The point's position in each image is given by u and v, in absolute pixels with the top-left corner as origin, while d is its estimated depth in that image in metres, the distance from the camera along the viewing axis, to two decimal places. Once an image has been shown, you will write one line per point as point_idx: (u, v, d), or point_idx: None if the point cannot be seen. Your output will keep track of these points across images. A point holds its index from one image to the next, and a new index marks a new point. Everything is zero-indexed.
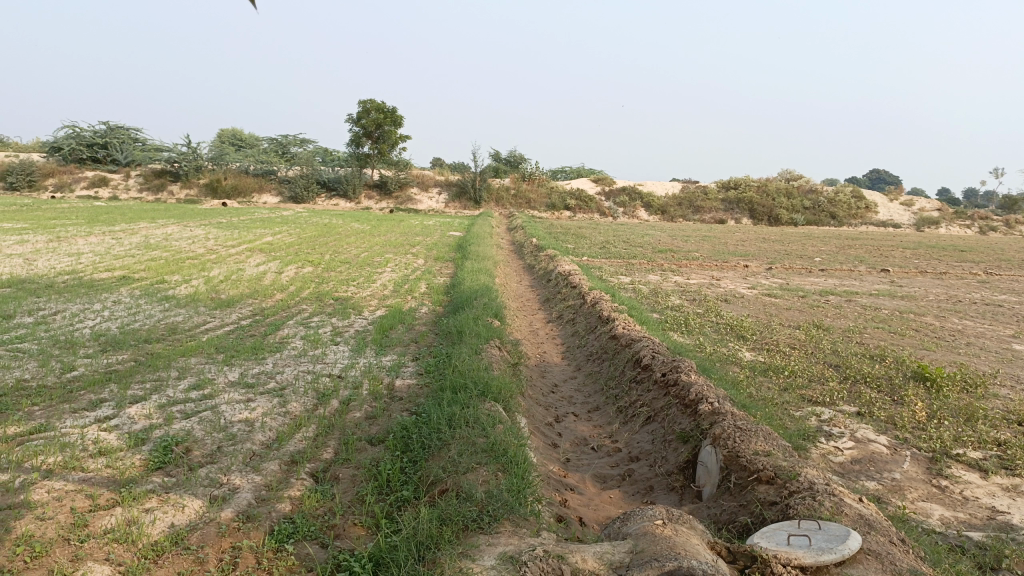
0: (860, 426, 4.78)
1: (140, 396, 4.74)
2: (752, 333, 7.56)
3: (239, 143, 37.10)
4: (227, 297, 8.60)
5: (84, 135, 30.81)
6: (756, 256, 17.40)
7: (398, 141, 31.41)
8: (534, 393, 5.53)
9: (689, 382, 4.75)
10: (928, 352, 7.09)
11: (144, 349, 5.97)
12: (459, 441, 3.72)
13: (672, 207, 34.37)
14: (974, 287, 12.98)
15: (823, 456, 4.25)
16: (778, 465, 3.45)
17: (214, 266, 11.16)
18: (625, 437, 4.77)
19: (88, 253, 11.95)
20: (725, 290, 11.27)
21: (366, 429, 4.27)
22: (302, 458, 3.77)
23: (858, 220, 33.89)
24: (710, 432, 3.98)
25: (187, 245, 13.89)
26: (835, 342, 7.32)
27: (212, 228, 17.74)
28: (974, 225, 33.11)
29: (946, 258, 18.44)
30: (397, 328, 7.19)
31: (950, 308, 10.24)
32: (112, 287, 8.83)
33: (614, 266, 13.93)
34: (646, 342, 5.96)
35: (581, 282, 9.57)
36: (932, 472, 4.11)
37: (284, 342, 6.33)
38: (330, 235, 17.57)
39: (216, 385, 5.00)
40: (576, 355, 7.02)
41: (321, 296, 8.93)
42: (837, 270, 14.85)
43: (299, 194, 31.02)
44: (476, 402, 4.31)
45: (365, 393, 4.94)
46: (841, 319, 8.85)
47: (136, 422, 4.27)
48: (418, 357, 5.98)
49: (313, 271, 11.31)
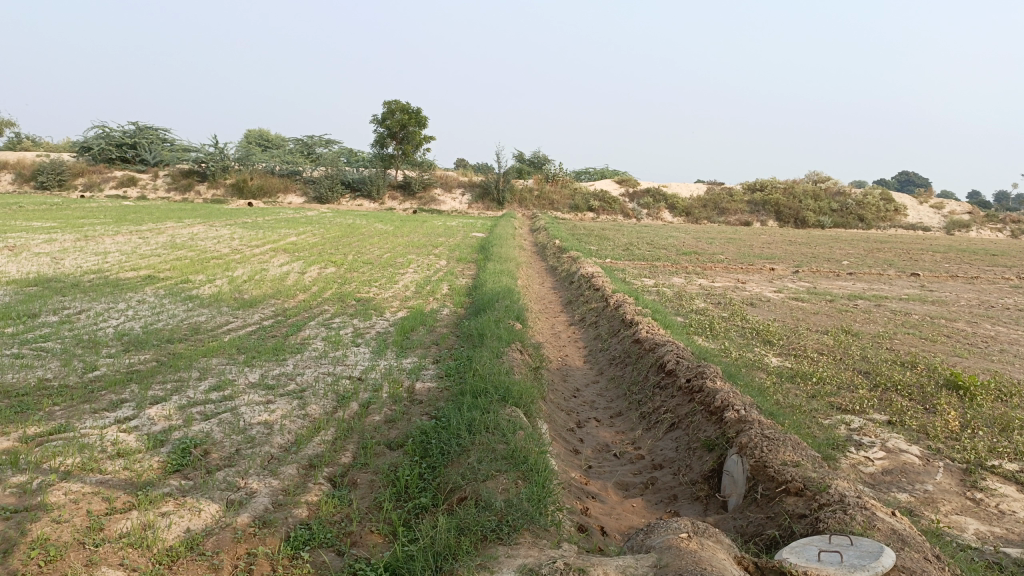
0: (891, 435, 4.64)
1: (160, 397, 4.73)
2: (779, 338, 7.42)
3: (265, 144, 37.47)
4: (250, 297, 8.63)
5: (114, 135, 31.23)
6: (782, 259, 17.14)
7: (422, 141, 31.46)
8: (555, 398, 5.45)
9: (715, 388, 4.64)
10: (960, 359, 6.90)
11: (167, 349, 5.99)
12: (479, 447, 3.66)
13: (697, 208, 34.09)
14: (1008, 291, 12.67)
15: (853, 467, 4.13)
16: (808, 476, 3.34)
17: (238, 266, 11.23)
18: (648, 443, 4.68)
19: (115, 252, 12.08)
20: (750, 294, 11.10)
21: (385, 433, 4.22)
22: (320, 462, 3.73)
23: (887, 223, 33.38)
24: (736, 441, 3.88)
25: (212, 245, 14.00)
26: (865, 348, 7.15)
27: (237, 228, 17.89)
28: (1007, 228, 32.44)
29: (978, 263, 18.08)
30: (419, 330, 7.15)
31: (984, 314, 9.99)
32: (137, 286, 8.91)
33: (638, 269, 13.80)
34: (670, 347, 5.86)
35: (604, 284, 9.47)
36: (966, 484, 3.97)
37: (305, 344, 6.32)
38: (354, 235, 17.63)
39: (236, 386, 4.98)
40: (598, 359, 6.93)
41: (343, 297, 8.92)
42: (866, 274, 14.59)
43: (324, 194, 31.20)
44: (496, 408, 4.24)
45: (385, 396, 4.90)
46: (871, 324, 8.66)
47: (156, 424, 4.26)
48: (439, 359, 5.93)
49: (336, 271, 11.33)
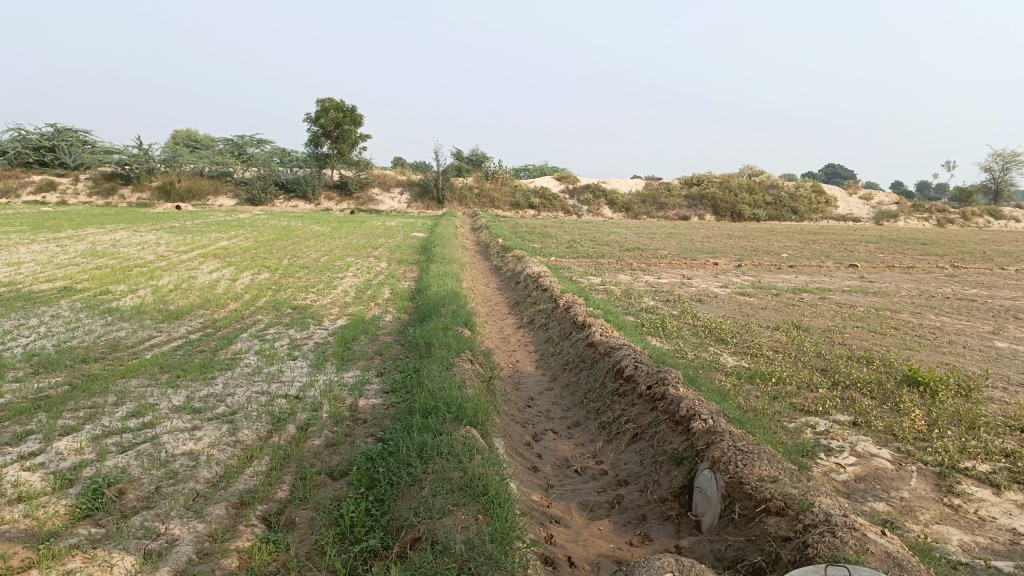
0: (859, 438, 4.48)
1: (71, 427, 4.22)
2: (732, 336, 7.25)
3: (194, 144, 36.11)
4: (176, 307, 8.05)
5: (30, 137, 29.56)
6: (724, 253, 17.24)
7: (358, 140, 30.75)
8: (509, 409, 5.15)
9: (679, 395, 4.39)
10: (912, 352, 6.86)
11: (82, 370, 5.44)
12: (432, 476, 3.31)
13: (636, 204, 34.28)
14: (943, 281, 12.91)
15: (825, 475, 3.93)
16: (787, 492, 3.10)
17: (163, 274, 10.56)
18: (611, 457, 4.41)
19: (29, 262, 11.26)
20: (697, 289, 11.01)
21: (326, 460, 3.84)
22: (253, 499, 3.32)
23: (819, 215, 34.17)
24: (707, 455, 3.62)
25: (136, 252, 13.20)
26: (818, 343, 7.05)
27: (164, 233, 16.99)
28: (932, 217, 33.56)
29: (910, 252, 18.57)
30: (360, 340, 6.74)
31: (925, 304, 10.11)
32: (52, 300, 8.22)
33: (582, 266, 13.60)
34: (628, 350, 5.60)
35: (551, 284, 9.20)
36: (941, 489, 3.81)
37: (237, 359, 5.84)
38: (288, 238, 16.99)
39: (158, 411, 4.51)
40: (551, 364, 6.65)
41: (278, 304, 8.43)
42: (806, 266, 14.73)
43: (256, 196, 30.18)
44: (449, 428, 3.90)
45: (325, 417, 4.50)
46: (820, 318, 8.60)
47: (65, 459, 3.77)
48: (383, 372, 5.54)
49: (270, 277, 10.77)
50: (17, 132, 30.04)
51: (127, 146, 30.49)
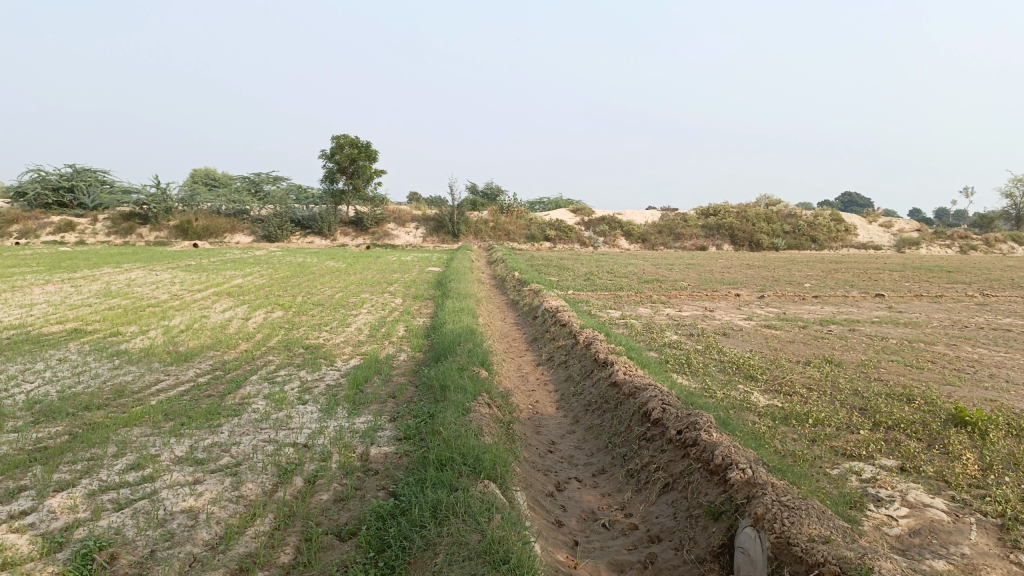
0: (909, 486, 4.14)
1: (66, 482, 3.97)
2: (762, 372, 6.92)
3: (212, 182, 36.37)
4: (186, 349, 7.84)
5: (51, 179, 29.84)
6: (745, 284, 16.91)
7: (373, 176, 30.82)
8: (530, 456, 4.86)
9: (713, 441, 4.08)
10: (954, 388, 6.50)
11: (84, 419, 5.19)
12: (448, 541, 3.07)
13: (652, 235, 34.07)
14: (974, 310, 12.51)
15: (877, 529, 3.60)
16: (842, 555, 2.81)
17: (175, 314, 10.39)
18: (640, 509, 4.09)
19: (42, 303, 11.15)
20: (720, 322, 10.70)
21: (335, 518, 3.56)
22: (253, 565, 3.05)
23: (839, 243, 33.69)
24: (748, 511, 3.31)
25: (150, 291, 13.08)
26: (853, 380, 6.71)
27: (179, 271, 16.91)
28: (954, 244, 33.03)
29: (935, 280, 18.15)
30: (373, 381, 6.47)
31: (960, 335, 9.73)
32: (60, 342, 8.04)
33: (601, 300, 13.32)
34: (653, 391, 5.30)
35: (570, 319, 8.92)
36: (1006, 544, 3.47)
37: (244, 404, 5.57)
38: (303, 274, 16.85)
39: (159, 463, 4.26)
40: (572, 405, 6.35)
41: (290, 344, 8.21)
42: (831, 297, 14.36)
43: (273, 233, 30.24)
44: (465, 483, 3.63)
45: (335, 467, 4.23)
46: (852, 352, 8.26)
47: (57, 518, 3.50)
48: (397, 418, 5.26)
49: (283, 316, 10.58)
50: (37, 173, 30.33)
51: (145, 185, 30.70)
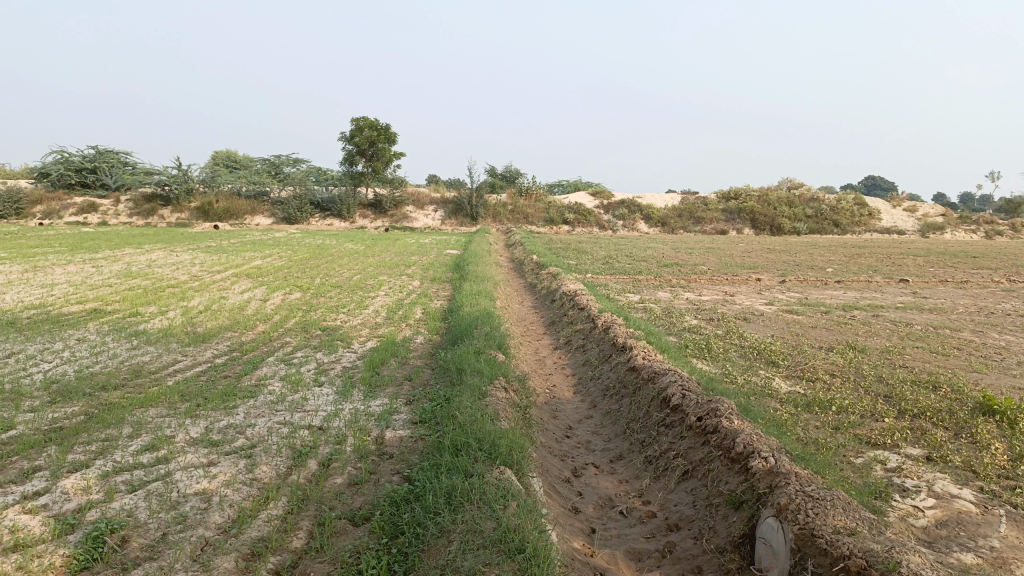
0: (935, 476, 4.03)
1: (80, 462, 3.96)
2: (784, 358, 6.80)
3: (232, 164, 36.49)
4: (204, 330, 7.85)
5: (73, 160, 30.07)
6: (766, 268, 16.69)
7: (392, 158, 30.76)
8: (547, 441, 4.79)
9: (733, 429, 4.00)
10: (981, 376, 6.35)
11: (101, 399, 5.19)
12: (462, 528, 3.02)
13: (672, 218, 33.77)
14: (1001, 296, 12.25)
15: (903, 520, 3.50)
16: (869, 548, 2.72)
17: (194, 295, 10.41)
18: (659, 497, 4.02)
19: (63, 283, 11.23)
20: (741, 307, 10.55)
21: (348, 503, 3.52)
22: (265, 550, 3.01)
23: (862, 228, 33.18)
24: (771, 501, 3.23)
25: (170, 272, 13.13)
26: (877, 366, 6.58)
27: (200, 252, 16.98)
28: (980, 229, 32.44)
29: (961, 266, 17.82)
30: (389, 364, 6.44)
31: (986, 321, 9.52)
32: (80, 322, 8.08)
33: (620, 284, 13.20)
34: (673, 376, 5.20)
35: (588, 303, 8.83)
36: None
37: (260, 386, 5.56)
38: (322, 256, 16.86)
39: (173, 445, 4.24)
40: (589, 390, 6.28)
41: (307, 326, 8.20)
42: (854, 282, 14.13)
43: (292, 215, 30.32)
44: (481, 469, 3.57)
45: (349, 451, 4.19)
46: (875, 338, 8.10)
47: (70, 500, 3.49)
48: (412, 401, 5.22)
49: (301, 297, 10.57)
50: (60, 155, 30.55)
51: (166, 167, 30.83)
